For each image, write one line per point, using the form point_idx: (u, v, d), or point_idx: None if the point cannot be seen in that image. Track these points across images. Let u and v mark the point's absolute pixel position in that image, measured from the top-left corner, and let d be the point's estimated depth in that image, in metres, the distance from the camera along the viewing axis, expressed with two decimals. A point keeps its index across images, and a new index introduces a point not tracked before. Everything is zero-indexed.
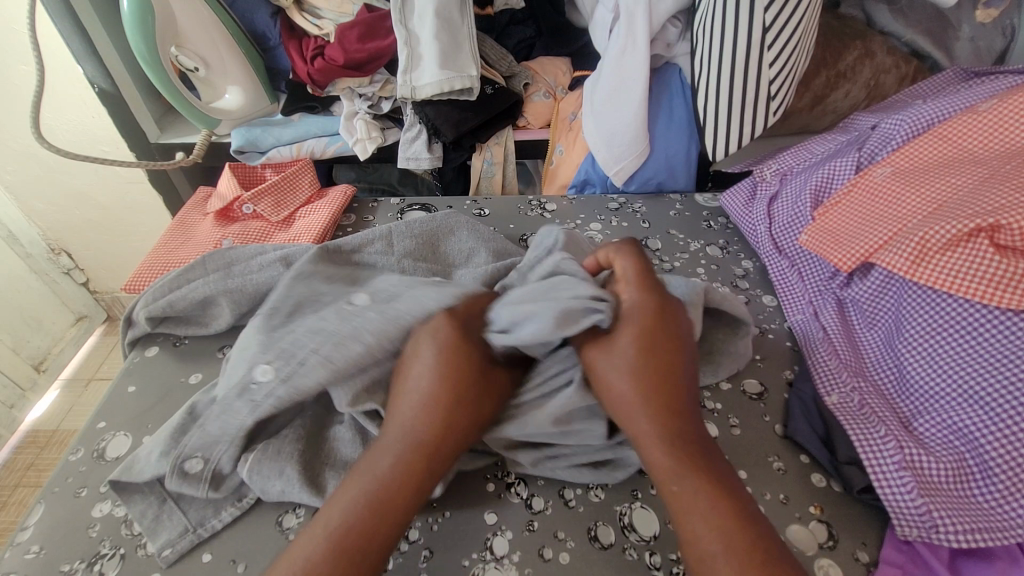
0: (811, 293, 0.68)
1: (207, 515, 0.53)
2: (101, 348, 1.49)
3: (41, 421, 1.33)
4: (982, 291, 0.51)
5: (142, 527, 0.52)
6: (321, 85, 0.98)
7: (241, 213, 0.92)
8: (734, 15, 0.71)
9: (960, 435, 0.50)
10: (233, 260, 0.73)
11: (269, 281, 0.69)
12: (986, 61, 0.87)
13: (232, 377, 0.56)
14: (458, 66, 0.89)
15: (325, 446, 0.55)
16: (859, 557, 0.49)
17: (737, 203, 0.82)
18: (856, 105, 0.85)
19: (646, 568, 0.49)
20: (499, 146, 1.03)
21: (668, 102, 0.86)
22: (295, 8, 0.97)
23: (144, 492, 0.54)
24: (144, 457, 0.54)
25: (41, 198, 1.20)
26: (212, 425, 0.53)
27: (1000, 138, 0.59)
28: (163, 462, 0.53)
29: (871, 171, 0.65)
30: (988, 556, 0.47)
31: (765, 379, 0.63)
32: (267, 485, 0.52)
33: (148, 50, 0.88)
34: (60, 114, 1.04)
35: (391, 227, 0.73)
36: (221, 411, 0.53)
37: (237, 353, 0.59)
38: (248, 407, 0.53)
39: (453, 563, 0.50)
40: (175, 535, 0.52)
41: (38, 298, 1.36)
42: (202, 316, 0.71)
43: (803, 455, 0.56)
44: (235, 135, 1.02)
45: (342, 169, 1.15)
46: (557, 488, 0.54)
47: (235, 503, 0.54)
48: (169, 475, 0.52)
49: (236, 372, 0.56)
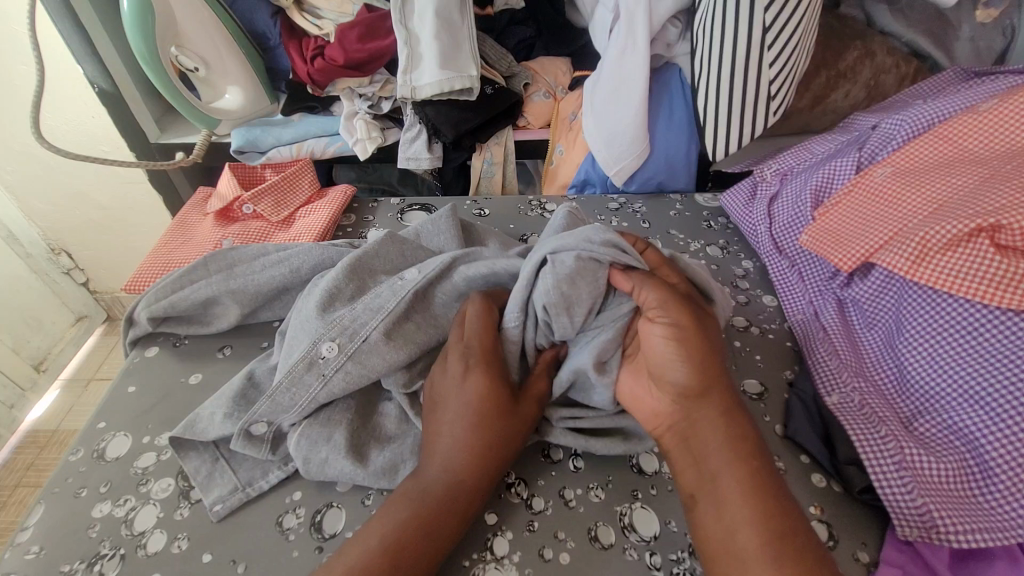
0: (812, 293, 0.68)
1: (255, 476, 0.56)
2: (101, 347, 1.50)
3: (42, 422, 1.33)
4: (982, 292, 0.51)
5: (197, 482, 0.55)
6: (321, 85, 0.98)
7: (241, 213, 0.92)
8: (734, 16, 0.71)
9: (960, 436, 0.50)
10: (235, 262, 0.73)
11: (270, 282, 0.69)
12: (987, 61, 0.87)
13: (295, 351, 0.58)
14: (458, 66, 0.89)
15: (372, 419, 0.58)
16: (859, 557, 0.49)
17: (738, 203, 0.82)
18: (857, 105, 0.85)
19: (647, 568, 0.49)
20: (499, 146, 1.03)
21: (668, 102, 0.86)
22: (295, 8, 0.97)
23: (197, 450, 0.58)
24: (206, 416, 0.58)
25: (42, 198, 1.20)
26: (282, 396, 0.55)
27: (1000, 138, 0.59)
28: (228, 423, 0.56)
29: (871, 171, 0.65)
30: (988, 556, 0.47)
31: (765, 379, 0.63)
32: (316, 451, 0.54)
33: (148, 50, 0.88)
34: (61, 114, 1.04)
35: (419, 230, 0.73)
36: (290, 384, 0.55)
37: (294, 334, 0.60)
38: (317, 382, 0.55)
39: (453, 564, 0.50)
40: (226, 492, 0.54)
41: (38, 298, 1.36)
42: (203, 316, 0.71)
43: (804, 455, 0.56)
44: (235, 135, 1.02)
45: (342, 169, 1.16)
46: (557, 489, 0.54)
47: (282, 465, 0.56)
48: (236, 436, 0.55)
49: (296, 348, 0.58)
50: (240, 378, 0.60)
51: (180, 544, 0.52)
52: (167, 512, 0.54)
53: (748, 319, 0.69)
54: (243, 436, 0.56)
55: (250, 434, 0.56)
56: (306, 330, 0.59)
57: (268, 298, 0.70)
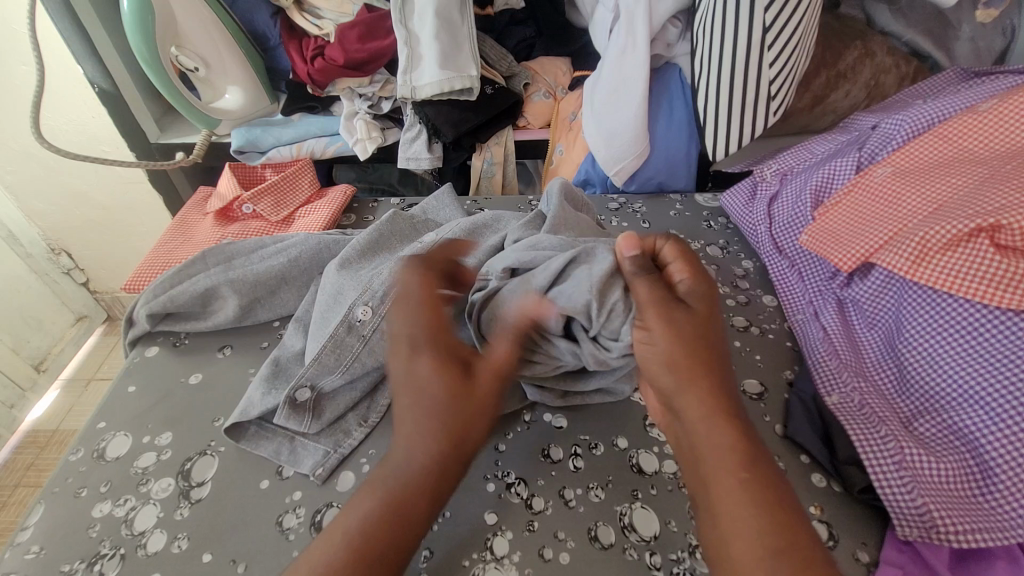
0: (812, 293, 0.68)
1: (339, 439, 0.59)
2: (102, 347, 1.50)
3: (42, 421, 1.33)
4: (982, 292, 0.51)
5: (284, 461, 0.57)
6: (321, 85, 0.98)
7: (241, 213, 0.92)
8: (734, 15, 0.71)
9: (961, 436, 0.50)
10: (231, 254, 0.75)
11: (268, 271, 0.71)
12: (987, 61, 0.87)
13: (327, 320, 0.64)
14: (457, 66, 0.89)
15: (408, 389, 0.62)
16: (859, 557, 0.49)
17: (738, 203, 0.81)
18: (857, 105, 0.85)
19: (646, 568, 0.49)
20: (499, 146, 1.03)
21: (668, 102, 0.86)
22: (295, 8, 0.97)
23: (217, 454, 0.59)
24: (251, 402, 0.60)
25: (42, 198, 1.20)
26: (328, 358, 0.60)
27: (1000, 138, 0.59)
28: (271, 398, 0.59)
29: (872, 171, 0.65)
30: (988, 556, 0.47)
31: (765, 379, 0.63)
32: None
33: (148, 50, 0.88)
34: (60, 113, 1.04)
35: (425, 207, 0.81)
36: (334, 348, 0.60)
37: (325, 309, 0.65)
38: (359, 342, 0.60)
39: (453, 564, 0.50)
40: (321, 457, 0.57)
41: (39, 298, 1.36)
42: (201, 314, 0.71)
43: (804, 455, 0.56)
44: (235, 135, 1.02)
45: (342, 169, 1.16)
46: (557, 489, 0.54)
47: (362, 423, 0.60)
48: (282, 407, 0.58)
49: (327, 320, 0.64)
50: (268, 365, 0.64)
51: (180, 544, 0.52)
52: (166, 512, 0.54)
53: (748, 319, 0.69)
54: (288, 406, 0.59)
55: (295, 402, 0.59)
56: (349, 293, 0.64)
57: (267, 289, 0.71)
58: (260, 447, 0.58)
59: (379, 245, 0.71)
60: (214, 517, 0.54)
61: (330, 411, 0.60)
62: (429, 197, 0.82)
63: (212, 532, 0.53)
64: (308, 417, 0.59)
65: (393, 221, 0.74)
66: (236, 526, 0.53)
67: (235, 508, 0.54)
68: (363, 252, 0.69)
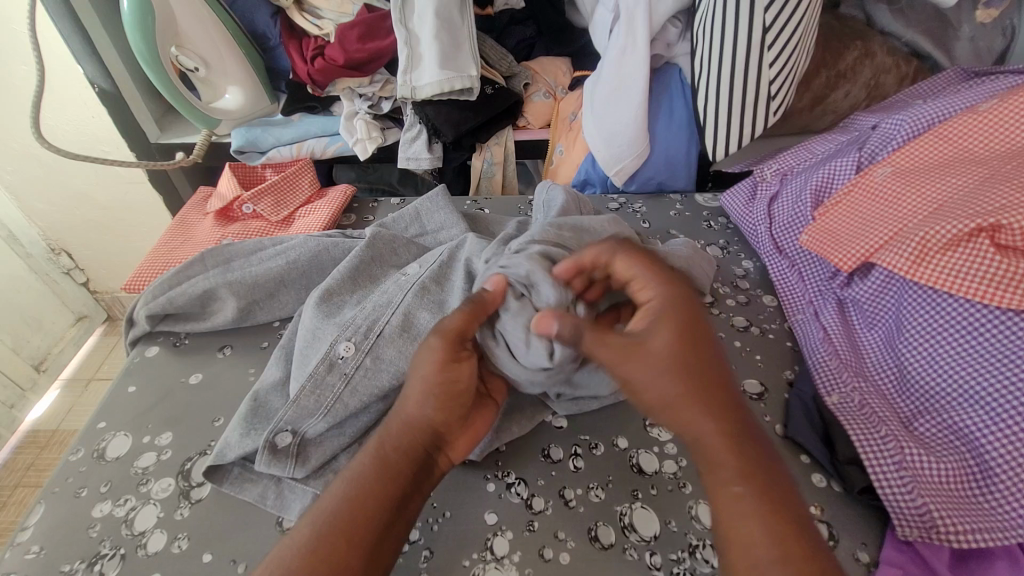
0: (812, 293, 0.68)
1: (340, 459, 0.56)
2: (101, 348, 1.50)
3: (42, 421, 1.33)
4: (982, 292, 0.51)
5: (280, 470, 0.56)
6: (321, 85, 0.98)
7: (241, 213, 0.93)
8: (734, 15, 0.71)
9: (961, 435, 0.50)
10: (232, 256, 0.74)
11: (268, 273, 0.71)
12: (987, 61, 0.87)
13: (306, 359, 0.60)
14: (458, 66, 0.89)
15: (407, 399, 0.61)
16: (859, 557, 0.50)
17: (737, 203, 0.81)
18: (857, 105, 0.85)
19: (646, 568, 0.49)
20: (499, 146, 1.03)
21: (668, 102, 0.86)
22: (295, 8, 0.97)
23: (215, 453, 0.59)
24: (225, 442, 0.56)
25: (42, 198, 1.20)
26: (307, 401, 0.56)
27: (1000, 138, 0.59)
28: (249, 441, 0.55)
29: (872, 171, 0.65)
30: (988, 556, 0.47)
31: (766, 380, 0.63)
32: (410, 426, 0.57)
33: (148, 49, 0.88)
34: (60, 113, 1.04)
35: (417, 208, 0.79)
36: (314, 386, 0.56)
37: (305, 346, 0.62)
38: (341, 381, 0.56)
39: (454, 564, 0.50)
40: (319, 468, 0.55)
41: (39, 298, 1.36)
42: (201, 313, 0.71)
43: (804, 455, 0.56)
44: (236, 135, 1.03)
45: (342, 169, 1.16)
46: (557, 489, 0.54)
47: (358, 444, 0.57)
48: (261, 454, 0.53)
49: (308, 357, 0.60)
50: (247, 402, 0.59)
51: (180, 544, 0.52)
52: (167, 512, 0.54)
53: (748, 319, 0.69)
54: (267, 451, 0.54)
55: (274, 447, 0.54)
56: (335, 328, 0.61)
57: (266, 292, 0.71)
58: (244, 491, 0.54)
59: (360, 274, 0.68)
60: (213, 517, 0.54)
61: (316, 456, 0.54)
62: (423, 198, 0.80)
63: (210, 531, 0.53)
64: (290, 463, 0.53)
65: (372, 243, 0.71)
66: (236, 526, 0.53)
67: (230, 508, 0.54)
68: (329, 295, 0.65)
